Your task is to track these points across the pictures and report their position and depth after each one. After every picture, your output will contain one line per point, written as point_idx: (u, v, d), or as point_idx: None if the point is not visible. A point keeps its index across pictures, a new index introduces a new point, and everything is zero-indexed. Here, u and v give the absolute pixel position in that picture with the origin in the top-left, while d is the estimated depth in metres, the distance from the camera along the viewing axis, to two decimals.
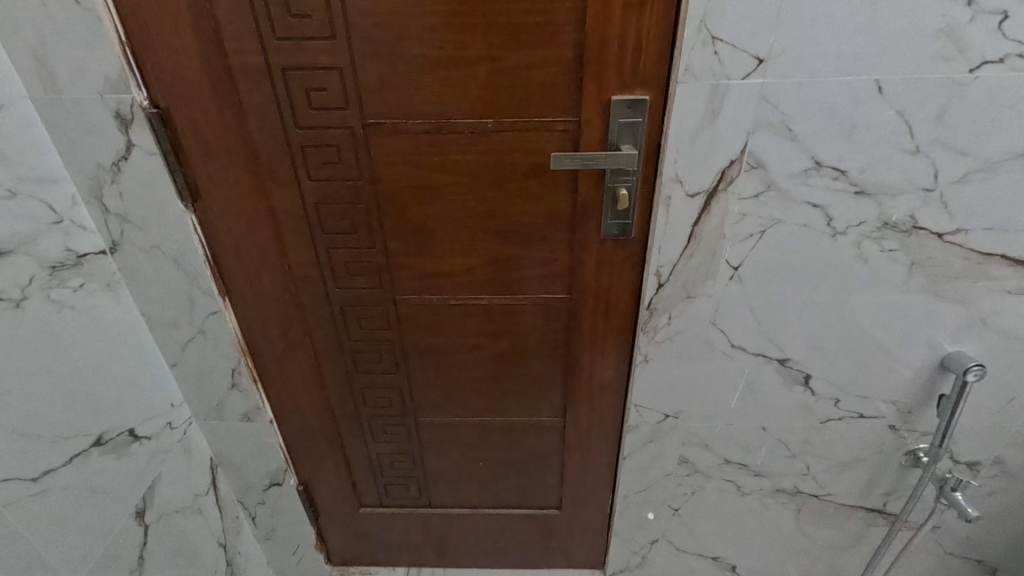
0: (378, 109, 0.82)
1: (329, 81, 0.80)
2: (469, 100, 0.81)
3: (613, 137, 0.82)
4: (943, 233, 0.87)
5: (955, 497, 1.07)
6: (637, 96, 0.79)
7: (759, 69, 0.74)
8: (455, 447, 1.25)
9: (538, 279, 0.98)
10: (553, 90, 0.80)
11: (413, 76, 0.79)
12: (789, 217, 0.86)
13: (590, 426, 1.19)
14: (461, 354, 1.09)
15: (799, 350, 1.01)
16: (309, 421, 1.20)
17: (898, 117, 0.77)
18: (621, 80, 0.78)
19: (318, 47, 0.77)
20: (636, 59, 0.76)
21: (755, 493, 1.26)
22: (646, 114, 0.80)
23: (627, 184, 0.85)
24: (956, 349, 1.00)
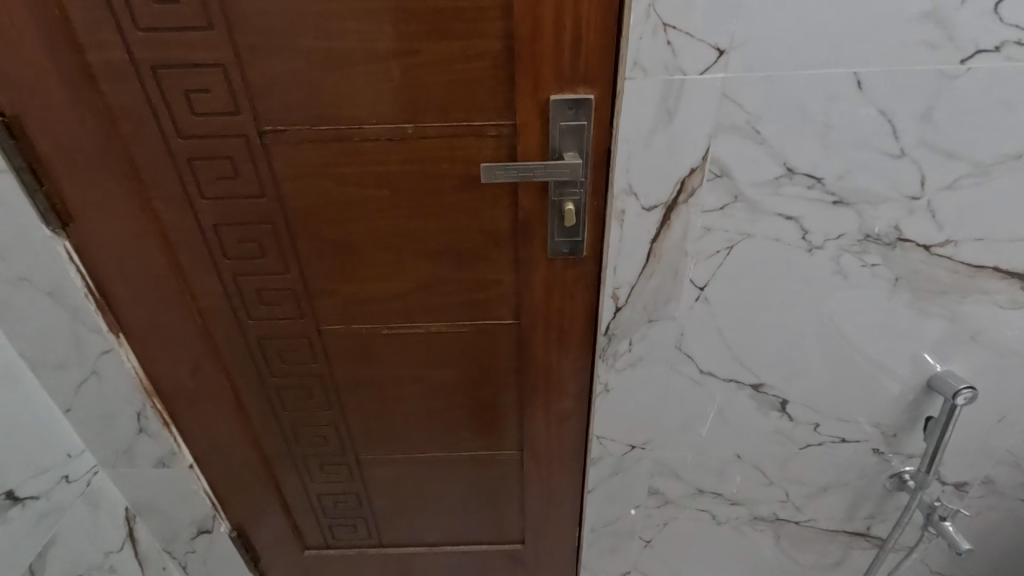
0: (277, 113, 0.69)
1: (214, 82, 0.67)
2: (383, 101, 0.68)
3: (555, 143, 0.69)
4: (930, 245, 0.77)
5: (944, 527, 0.99)
6: (580, 96, 0.66)
7: (720, 62, 0.62)
8: (404, 484, 1.13)
9: (481, 304, 0.86)
10: (482, 88, 0.67)
11: (313, 74, 0.66)
12: (759, 230, 0.75)
13: (551, 460, 1.07)
14: (402, 387, 0.97)
15: (775, 374, 0.91)
16: (235, 463, 1.07)
17: (881, 116, 0.66)
18: (560, 77, 0.65)
19: (195, 40, 0.64)
20: (577, 50, 0.63)
21: (732, 521, 1.16)
22: (592, 116, 0.68)
23: (575, 197, 0.73)
24: (944, 369, 0.91)
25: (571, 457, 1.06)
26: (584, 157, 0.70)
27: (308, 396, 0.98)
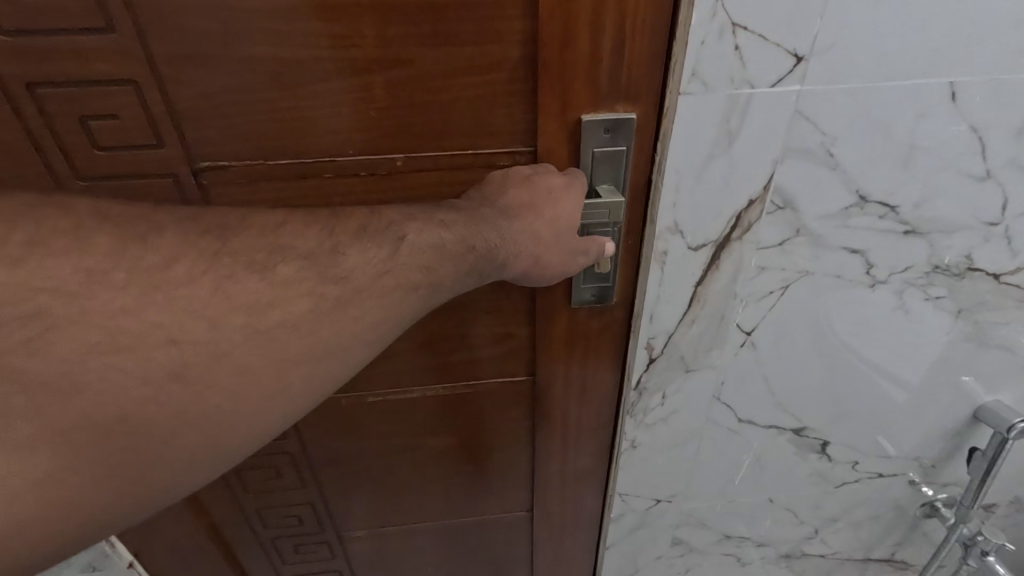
0: (216, 145, 0.52)
1: (123, 105, 0.49)
2: (362, 127, 0.52)
3: (585, 173, 0.56)
4: (1000, 274, 0.68)
5: (987, 562, 0.94)
6: (619, 116, 0.53)
7: (798, 71, 0.50)
8: (395, 557, 0.97)
9: (486, 361, 0.72)
10: (492, 108, 0.52)
11: (266, 92, 0.49)
12: (820, 267, 0.64)
13: (566, 522, 0.94)
14: (392, 456, 0.82)
15: (817, 417, 0.81)
16: (184, 557, 0.88)
17: (972, 134, 0.55)
18: (593, 93, 0.51)
19: (93, 47, 0.46)
20: (617, 58, 0.49)
21: (756, 562, 1.07)
22: (632, 141, 0.54)
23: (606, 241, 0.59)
24: (992, 398, 0.83)
25: (588, 516, 0.93)
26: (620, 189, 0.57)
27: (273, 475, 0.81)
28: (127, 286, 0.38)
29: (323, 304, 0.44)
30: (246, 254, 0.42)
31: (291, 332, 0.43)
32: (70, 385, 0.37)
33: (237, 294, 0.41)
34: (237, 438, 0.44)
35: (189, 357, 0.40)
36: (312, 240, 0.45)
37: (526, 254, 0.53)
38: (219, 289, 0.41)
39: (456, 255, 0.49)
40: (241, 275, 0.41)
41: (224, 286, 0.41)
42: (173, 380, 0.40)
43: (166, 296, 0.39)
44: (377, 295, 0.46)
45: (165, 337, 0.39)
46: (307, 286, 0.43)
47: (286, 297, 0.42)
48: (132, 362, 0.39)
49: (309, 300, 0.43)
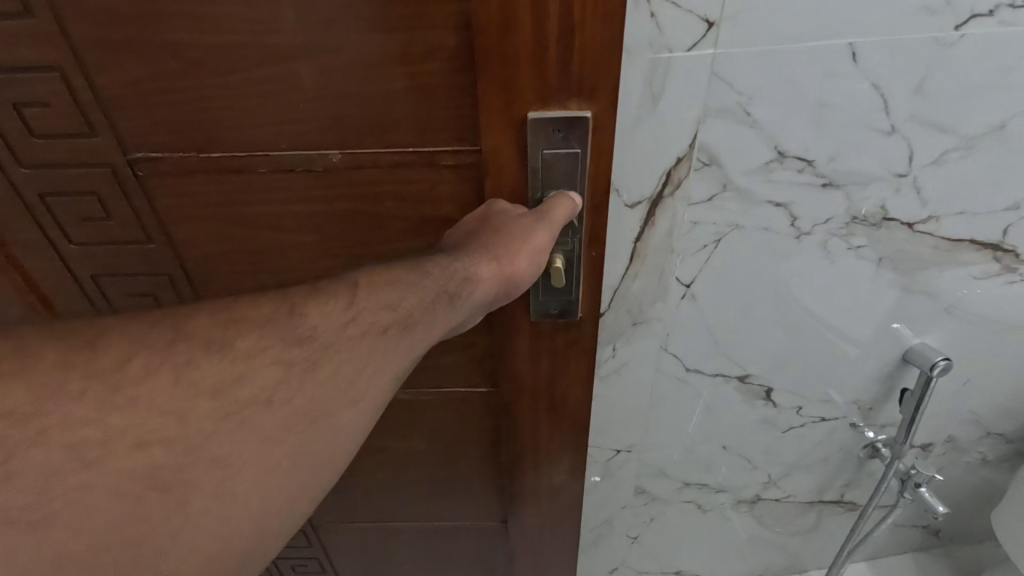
0: (151, 137, 0.57)
1: (50, 92, 0.54)
2: (293, 119, 0.56)
3: (539, 176, 0.56)
4: (912, 223, 0.74)
5: (920, 492, 1.02)
6: (572, 113, 0.52)
7: (710, 35, 0.54)
8: (374, 551, 1.03)
9: (450, 368, 0.76)
10: (426, 104, 0.55)
11: (200, 82, 0.53)
12: (748, 221, 0.69)
13: (541, 537, 0.94)
14: (362, 455, 0.88)
15: (759, 364, 0.88)
16: None
17: (874, 91, 0.61)
18: (540, 89, 0.51)
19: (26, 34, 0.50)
20: (565, 49, 0.49)
21: (716, 508, 1.15)
22: (587, 143, 0.54)
23: (565, 248, 0.60)
24: (919, 341, 0.90)
25: (560, 540, 0.93)
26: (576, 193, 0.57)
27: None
28: (84, 392, 0.36)
29: (294, 368, 0.43)
30: (202, 333, 0.41)
31: (262, 408, 0.41)
32: (41, 516, 0.33)
33: (201, 376, 0.39)
34: (233, 546, 0.39)
35: (161, 458, 0.37)
36: (264, 307, 0.44)
37: (482, 270, 0.53)
38: (181, 377, 0.39)
39: (416, 282, 0.49)
40: (200, 358, 0.40)
41: (185, 373, 0.39)
42: (149, 488, 0.37)
43: (126, 398, 0.37)
44: (344, 347, 0.45)
45: (133, 441, 0.37)
46: (270, 354, 0.42)
47: (250, 364, 0.41)
48: (102, 475, 0.35)
49: (278, 367, 0.42)
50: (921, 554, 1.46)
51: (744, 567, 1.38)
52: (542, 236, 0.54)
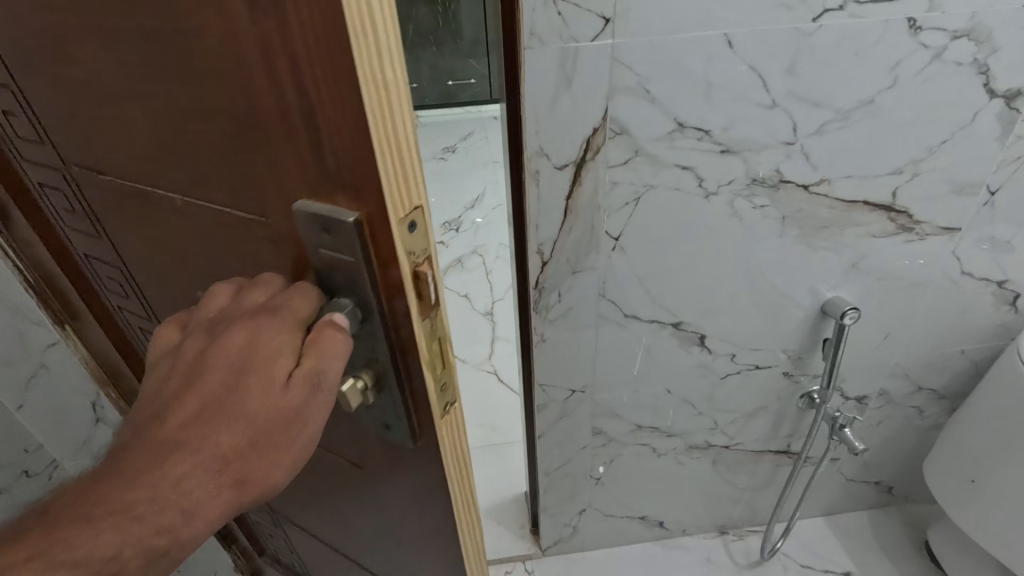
0: (66, 149, 0.56)
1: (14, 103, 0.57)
2: (134, 160, 0.50)
3: (328, 279, 0.44)
4: (808, 184, 0.88)
5: (845, 433, 1.16)
6: (341, 212, 0.39)
7: (608, 29, 0.70)
8: (316, 555, 1.00)
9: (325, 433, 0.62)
10: (219, 171, 0.44)
11: (69, 108, 0.50)
12: (660, 181, 0.84)
13: None
14: None
15: (690, 312, 1.02)
16: None
17: (752, 72, 0.75)
18: (309, 177, 0.39)
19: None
20: (314, 120, 0.36)
21: (670, 452, 1.29)
22: (366, 251, 0.40)
23: (379, 368, 0.46)
24: (835, 294, 1.03)
25: None
26: (371, 311, 0.43)
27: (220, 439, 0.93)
28: None
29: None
30: None
31: None
32: None
33: None
34: None
35: None
36: None
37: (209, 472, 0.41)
38: None
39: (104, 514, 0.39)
40: None
41: None
42: None
43: None
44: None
45: None
46: None
47: None
48: None
49: None
50: (876, 510, 1.57)
51: (707, 518, 1.50)
52: (310, 406, 0.42)
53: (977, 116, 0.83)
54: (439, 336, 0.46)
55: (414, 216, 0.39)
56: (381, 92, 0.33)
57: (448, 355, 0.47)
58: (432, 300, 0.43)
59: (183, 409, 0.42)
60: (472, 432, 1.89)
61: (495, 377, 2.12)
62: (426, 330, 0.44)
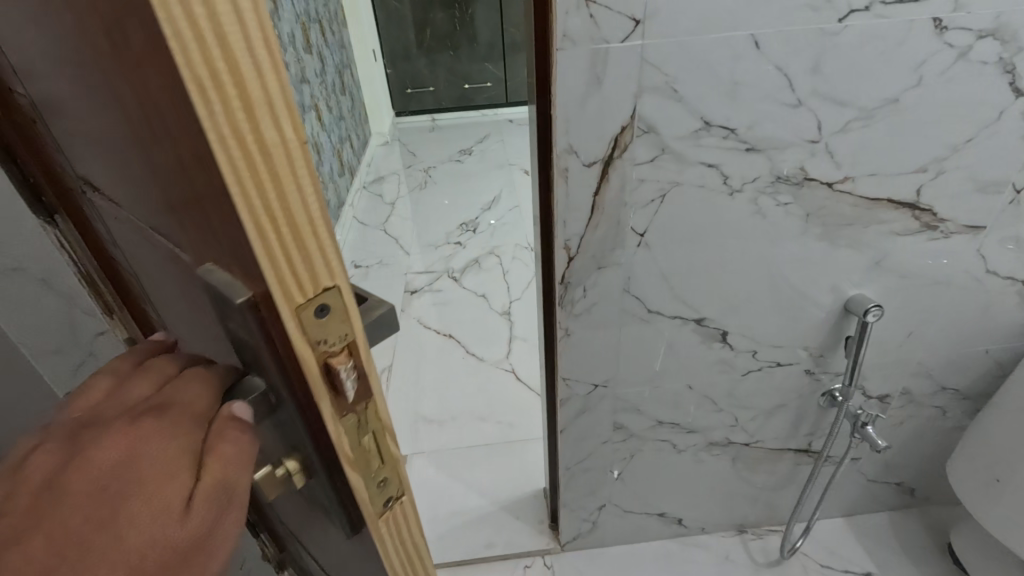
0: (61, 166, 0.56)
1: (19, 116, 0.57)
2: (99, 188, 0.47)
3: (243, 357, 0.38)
4: (831, 182, 0.89)
5: (867, 431, 1.16)
6: (236, 287, 0.33)
7: (638, 30, 0.72)
8: None
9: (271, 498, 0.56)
10: (156, 213, 0.40)
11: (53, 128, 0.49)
12: (686, 178, 0.86)
13: None
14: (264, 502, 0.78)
15: (712, 308, 1.04)
16: None
17: (777, 72, 0.77)
18: (211, 239, 0.34)
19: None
20: (199, 178, 0.30)
21: (690, 449, 1.30)
22: (266, 335, 0.34)
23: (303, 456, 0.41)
24: (857, 292, 1.04)
25: None
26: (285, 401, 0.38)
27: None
28: None
29: None
30: None
31: None
32: None
33: None
34: None
35: None
36: None
37: None
38: None
39: None
40: None
41: None
42: None
43: None
44: None
45: None
46: None
47: None
48: None
49: None
50: (897, 512, 1.56)
51: (725, 516, 1.51)
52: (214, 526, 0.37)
53: (1003, 114, 0.84)
54: (371, 428, 0.41)
55: (323, 298, 0.34)
56: (253, 160, 0.28)
57: (381, 446, 0.42)
58: (351, 393, 0.38)
59: (26, 550, 0.33)
60: (491, 429, 1.92)
61: (514, 375, 2.15)
62: (352, 424, 0.39)
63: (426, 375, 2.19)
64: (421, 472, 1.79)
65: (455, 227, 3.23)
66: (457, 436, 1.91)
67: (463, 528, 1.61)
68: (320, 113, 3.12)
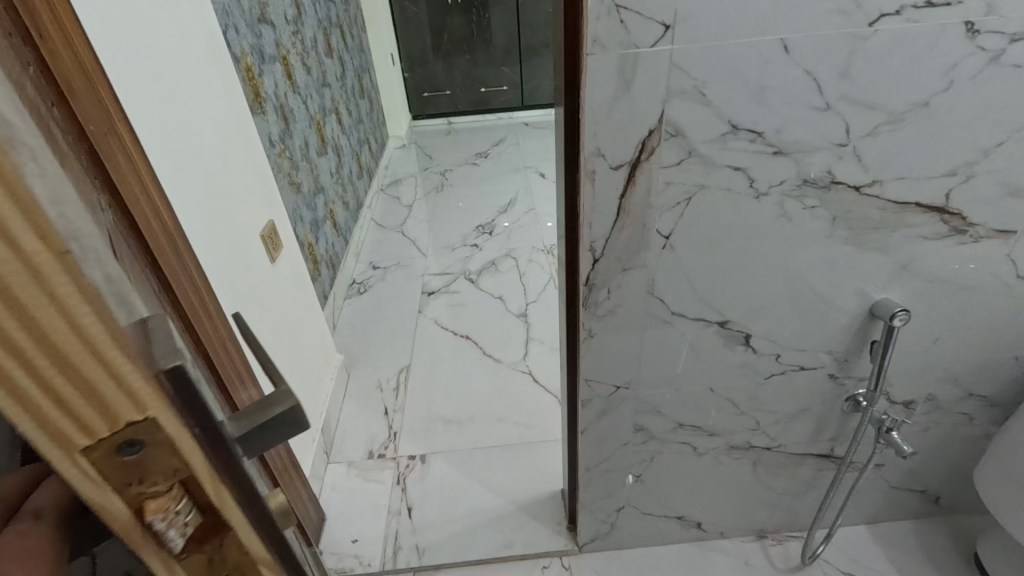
0: None
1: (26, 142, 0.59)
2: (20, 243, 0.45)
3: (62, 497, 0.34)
4: (859, 186, 0.89)
5: (892, 437, 1.14)
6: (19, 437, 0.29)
7: (667, 35, 0.73)
8: None
9: None
10: None
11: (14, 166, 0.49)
12: (712, 181, 0.87)
13: None
14: None
15: (736, 311, 1.04)
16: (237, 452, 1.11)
17: (806, 76, 0.77)
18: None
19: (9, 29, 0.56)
20: None
21: (711, 452, 1.30)
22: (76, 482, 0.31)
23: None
24: (883, 296, 1.04)
25: None
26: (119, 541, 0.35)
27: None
28: None
29: None
30: None
31: None
32: None
33: None
34: None
35: None
36: None
37: None
38: None
39: None
40: None
41: None
42: None
43: None
44: None
45: None
46: None
47: None
48: None
49: None
50: (921, 521, 1.54)
51: (745, 521, 1.50)
52: None
53: None
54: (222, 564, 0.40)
55: (130, 436, 0.32)
56: (33, 314, 0.26)
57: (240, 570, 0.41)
58: (178, 530, 0.36)
59: None
60: (509, 429, 1.93)
61: (531, 377, 2.16)
62: (196, 560, 0.38)
63: (443, 376, 2.21)
64: (440, 472, 1.80)
65: (472, 230, 3.26)
66: (475, 437, 1.92)
67: (481, 527, 1.62)
68: (341, 117, 3.18)
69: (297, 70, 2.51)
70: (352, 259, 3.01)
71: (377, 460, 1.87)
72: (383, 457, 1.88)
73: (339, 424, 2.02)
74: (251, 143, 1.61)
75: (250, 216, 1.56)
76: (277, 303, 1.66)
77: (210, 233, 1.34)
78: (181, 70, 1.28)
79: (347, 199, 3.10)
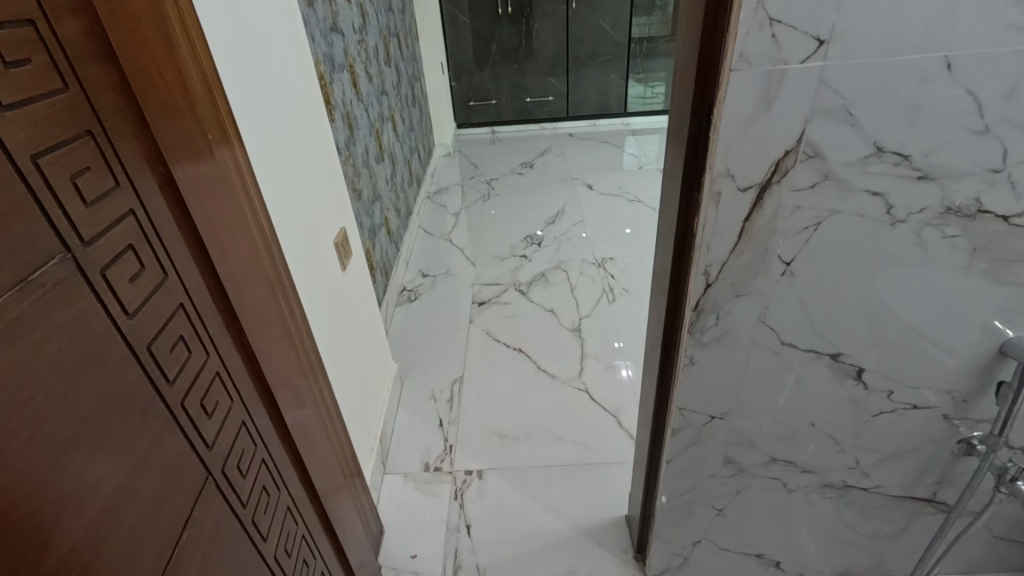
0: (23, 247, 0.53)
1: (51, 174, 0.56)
2: None
3: None
4: (1008, 216, 0.82)
5: (1017, 487, 1.03)
6: None
7: (821, 50, 0.68)
8: None
9: None
10: None
11: None
12: (845, 207, 0.81)
13: None
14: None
15: (852, 343, 0.97)
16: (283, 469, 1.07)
17: (968, 96, 0.71)
18: None
19: (8, 79, 0.52)
20: None
21: (802, 489, 1.23)
22: None
23: None
24: (1017, 334, 0.95)
25: None
26: None
27: (232, 503, 0.88)
28: None
29: None
30: None
31: None
32: None
33: None
34: None
35: None
36: None
37: None
38: None
39: None
40: None
41: None
42: None
43: None
44: None
45: None
46: None
47: None
48: None
49: None
50: None
51: (829, 563, 1.41)
52: None
53: None
54: None
55: None
56: None
57: None
58: None
59: None
60: (567, 449, 1.88)
61: (587, 394, 2.10)
62: None
63: (497, 389, 2.17)
64: (497, 489, 1.76)
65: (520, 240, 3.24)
66: (532, 455, 1.87)
67: (541, 551, 1.57)
68: (396, 125, 3.20)
69: (361, 78, 2.55)
70: (402, 265, 3.01)
71: (433, 473, 1.84)
72: (440, 471, 1.85)
73: (394, 433, 2.01)
74: (327, 148, 1.62)
75: (327, 222, 1.59)
76: (346, 309, 1.67)
77: (291, 239, 1.35)
78: (274, 81, 1.31)
79: (400, 206, 3.13)
